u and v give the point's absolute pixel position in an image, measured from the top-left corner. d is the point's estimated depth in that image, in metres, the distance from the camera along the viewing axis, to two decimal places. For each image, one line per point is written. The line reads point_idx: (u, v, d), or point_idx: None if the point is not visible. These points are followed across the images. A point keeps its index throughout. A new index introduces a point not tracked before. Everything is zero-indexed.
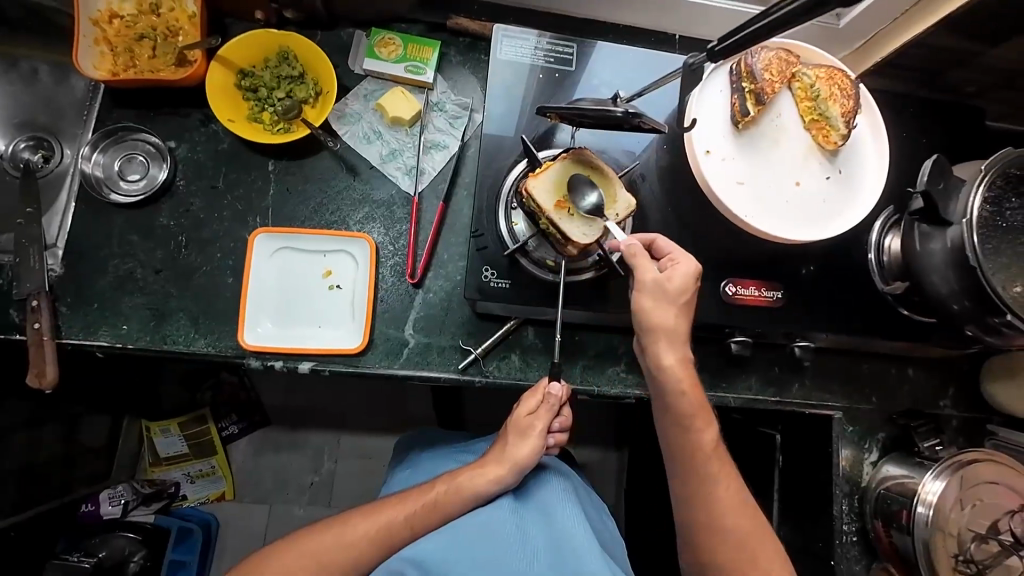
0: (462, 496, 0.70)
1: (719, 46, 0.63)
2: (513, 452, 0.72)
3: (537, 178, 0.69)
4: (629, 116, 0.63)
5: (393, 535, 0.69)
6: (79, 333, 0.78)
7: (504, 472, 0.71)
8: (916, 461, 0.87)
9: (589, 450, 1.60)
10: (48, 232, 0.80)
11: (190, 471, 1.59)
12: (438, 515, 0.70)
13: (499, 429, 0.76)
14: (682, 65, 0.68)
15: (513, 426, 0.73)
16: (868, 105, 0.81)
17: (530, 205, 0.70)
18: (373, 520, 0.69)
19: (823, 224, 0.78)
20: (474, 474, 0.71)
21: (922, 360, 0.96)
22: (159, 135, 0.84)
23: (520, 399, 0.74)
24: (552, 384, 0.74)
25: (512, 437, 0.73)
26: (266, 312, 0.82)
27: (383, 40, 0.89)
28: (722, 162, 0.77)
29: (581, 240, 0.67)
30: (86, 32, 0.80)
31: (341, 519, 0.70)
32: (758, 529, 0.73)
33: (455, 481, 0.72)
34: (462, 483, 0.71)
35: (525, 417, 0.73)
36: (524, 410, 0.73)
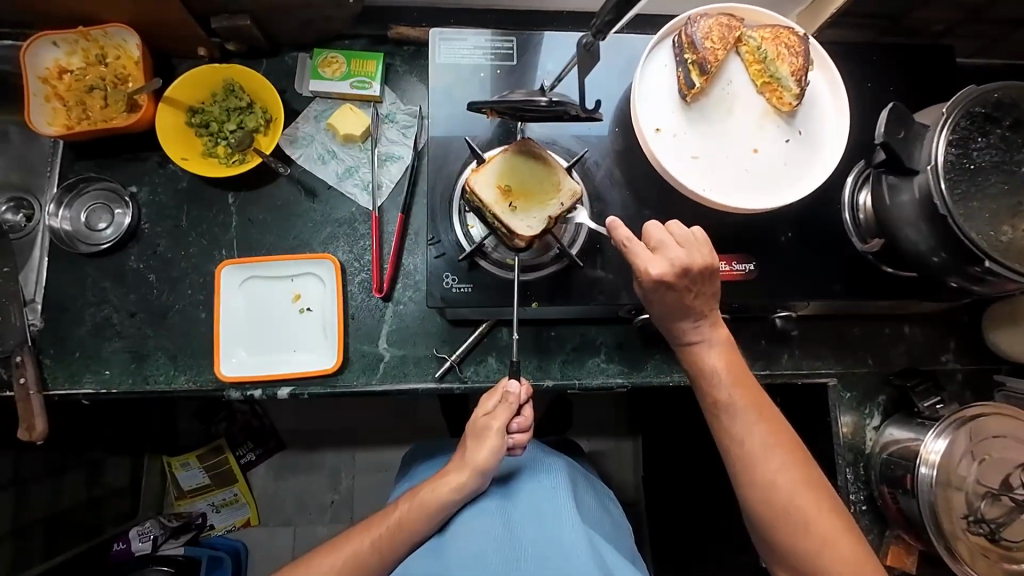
0: (430, 508, 0.69)
1: (602, 21, 0.63)
2: (475, 456, 0.70)
3: (479, 173, 0.68)
4: (554, 105, 0.65)
5: (361, 565, 0.67)
6: (65, 383, 0.81)
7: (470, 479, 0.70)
8: (918, 422, 0.83)
9: (602, 441, 1.58)
10: (27, 288, 0.83)
11: (214, 501, 1.64)
12: (404, 534, 0.68)
13: (461, 435, 0.74)
14: (577, 45, 0.68)
15: (472, 427, 0.71)
16: (823, 60, 0.78)
17: (474, 200, 0.68)
18: (337, 554, 0.67)
19: (788, 188, 0.75)
20: (440, 483, 0.70)
21: (918, 316, 0.92)
22: (120, 182, 0.86)
23: (478, 401, 0.72)
24: (511, 381, 0.71)
25: (471, 440, 0.71)
26: (239, 342, 0.83)
27: (326, 60, 0.89)
28: (674, 139, 0.75)
29: (528, 233, 0.66)
30: (36, 90, 0.82)
31: (304, 560, 0.68)
32: (768, 455, 0.67)
33: (419, 495, 0.70)
34: (424, 497, 0.70)
35: (481, 420, 0.71)
36: (480, 413, 0.71)
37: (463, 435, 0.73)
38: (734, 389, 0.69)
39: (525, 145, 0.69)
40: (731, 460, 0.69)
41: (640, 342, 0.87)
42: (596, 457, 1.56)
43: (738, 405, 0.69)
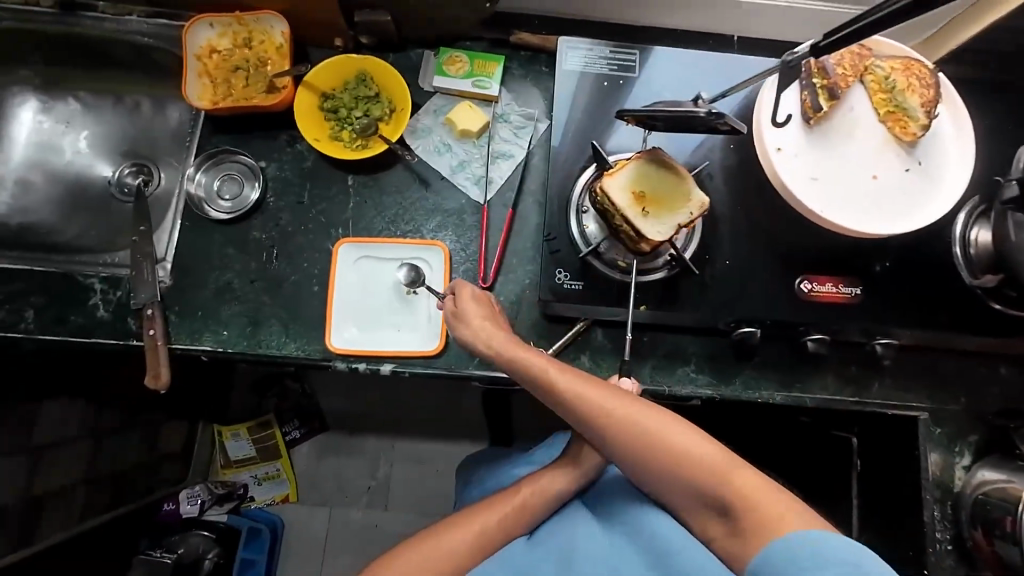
0: (550, 491, 0.75)
1: (824, 43, 0.59)
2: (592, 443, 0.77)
3: (612, 178, 0.71)
4: (713, 116, 0.65)
5: (487, 539, 0.71)
6: (186, 339, 0.86)
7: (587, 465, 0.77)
8: (1016, 464, 0.82)
9: None
10: (158, 247, 0.89)
11: (257, 474, 1.67)
12: (526, 515, 0.73)
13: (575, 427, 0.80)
14: (778, 63, 0.64)
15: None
16: (949, 94, 0.79)
17: (605, 203, 0.72)
18: (467, 527, 0.72)
19: (905, 217, 0.76)
20: (559, 468, 0.77)
21: (1015, 359, 0.90)
22: (251, 156, 0.92)
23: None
24: (622, 379, 0.81)
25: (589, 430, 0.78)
26: (348, 316, 0.87)
27: (450, 58, 0.94)
28: (795, 158, 0.77)
29: (658, 238, 0.69)
30: (191, 66, 0.89)
31: (433, 532, 0.72)
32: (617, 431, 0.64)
33: (539, 481, 0.76)
34: (546, 483, 0.76)
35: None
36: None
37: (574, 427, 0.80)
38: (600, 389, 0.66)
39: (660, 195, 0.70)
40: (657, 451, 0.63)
41: (731, 357, 0.88)
42: None
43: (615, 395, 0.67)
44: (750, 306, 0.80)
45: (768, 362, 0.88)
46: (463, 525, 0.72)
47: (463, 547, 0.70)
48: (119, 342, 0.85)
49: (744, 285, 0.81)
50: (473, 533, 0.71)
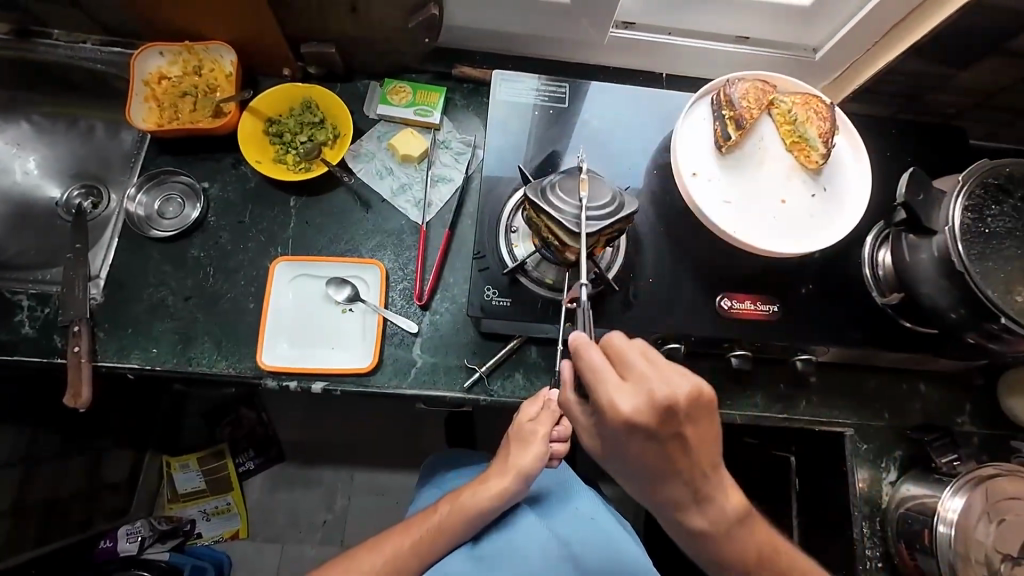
0: (472, 510, 0.78)
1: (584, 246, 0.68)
2: (516, 455, 0.79)
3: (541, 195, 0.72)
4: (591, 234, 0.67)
5: (402, 562, 0.77)
6: (113, 356, 0.85)
7: (510, 479, 0.78)
8: (934, 478, 0.84)
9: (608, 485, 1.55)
10: (93, 265, 0.89)
11: (206, 508, 1.58)
12: (441, 539, 0.78)
13: (505, 440, 0.82)
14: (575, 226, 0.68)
15: (517, 429, 0.80)
16: (846, 125, 0.86)
17: (534, 219, 0.73)
18: (382, 551, 0.77)
19: (812, 238, 0.81)
20: (481, 484, 0.79)
21: (933, 376, 0.95)
22: (194, 176, 0.94)
23: (523, 406, 0.80)
24: (553, 390, 0.78)
25: (517, 446, 0.79)
26: (282, 334, 0.87)
27: (394, 88, 0.99)
28: (709, 183, 0.82)
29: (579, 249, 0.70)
30: (138, 91, 0.92)
31: (349, 556, 0.78)
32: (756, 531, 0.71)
33: (460, 500, 0.79)
34: (465, 502, 0.79)
35: (532, 425, 0.78)
36: (524, 422, 0.79)
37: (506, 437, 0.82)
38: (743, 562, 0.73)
39: (615, 208, 0.68)
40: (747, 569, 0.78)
41: None
42: None
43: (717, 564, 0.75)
44: (676, 323, 0.82)
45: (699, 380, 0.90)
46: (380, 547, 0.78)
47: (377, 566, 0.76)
48: (42, 360, 0.83)
49: (669, 303, 0.83)
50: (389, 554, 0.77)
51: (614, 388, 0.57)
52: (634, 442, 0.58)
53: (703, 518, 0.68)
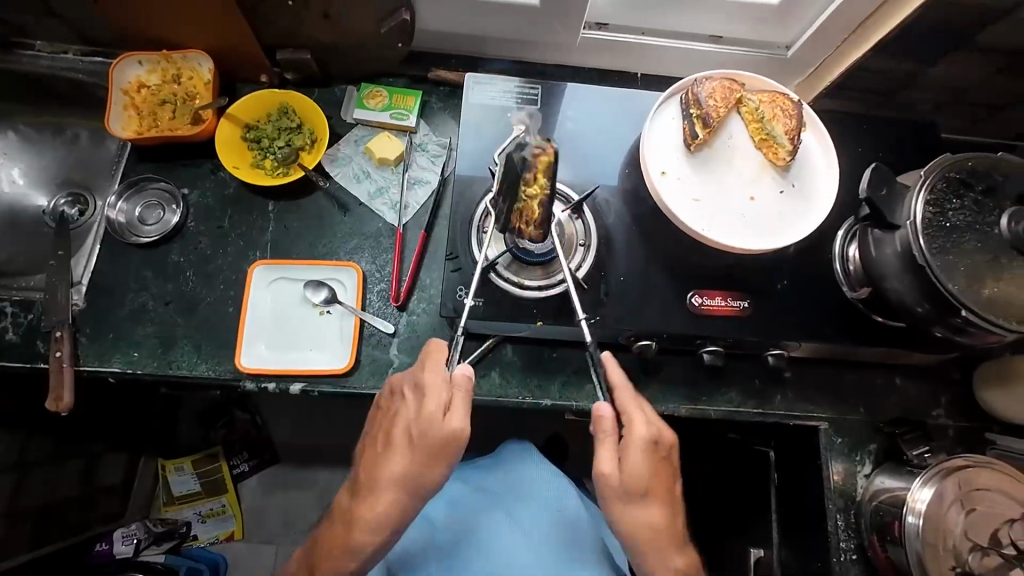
0: (375, 525, 0.72)
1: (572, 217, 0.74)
2: (421, 455, 0.71)
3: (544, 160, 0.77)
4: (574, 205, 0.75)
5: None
6: (95, 361, 0.86)
7: (418, 487, 0.71)
8: (906, 470, 0.85)
9: None
10: (75, 271, 0.91)
11: (201, 510, 1.58)
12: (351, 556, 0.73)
13: (404, 444, 0.72)
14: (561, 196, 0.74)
15: (418, 425, 0.71)
16: (814, 122, 0.87)
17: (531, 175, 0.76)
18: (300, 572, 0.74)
19: (780, 234, 0.82)
20: (382, 495, 0.71)
21: (909, 369, 0.95)
22: (174, 183, 0.95)
23: (426, 404, 0.71)
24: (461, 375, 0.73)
25: (421, 454, 0.71)
26: (261, 336, 0.88)
27: (371, 93, 1.00)
28: (678, 182, 0.83)
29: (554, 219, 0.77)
30: (117, 99, 0.94)
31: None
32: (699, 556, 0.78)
33: (358, 520, 0.72)
34: (363, 523, 0.72)
35: (440, 423, 0.70)
36: (429, 422, 0.70)
37: (403, 432, 0.73)
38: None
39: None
40: None
41: (638, 372, 0.90)
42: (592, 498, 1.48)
43: None
44: (647, 320, 0.83)
45: (674, 376, 0.90)
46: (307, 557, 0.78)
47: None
48: (26, 366, 0.85)
49: (641, 299, 0.84)
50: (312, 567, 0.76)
51: (639, 416, 0.74)
52: (640, 458, 0.71)
53: (678, 557, 0.75)
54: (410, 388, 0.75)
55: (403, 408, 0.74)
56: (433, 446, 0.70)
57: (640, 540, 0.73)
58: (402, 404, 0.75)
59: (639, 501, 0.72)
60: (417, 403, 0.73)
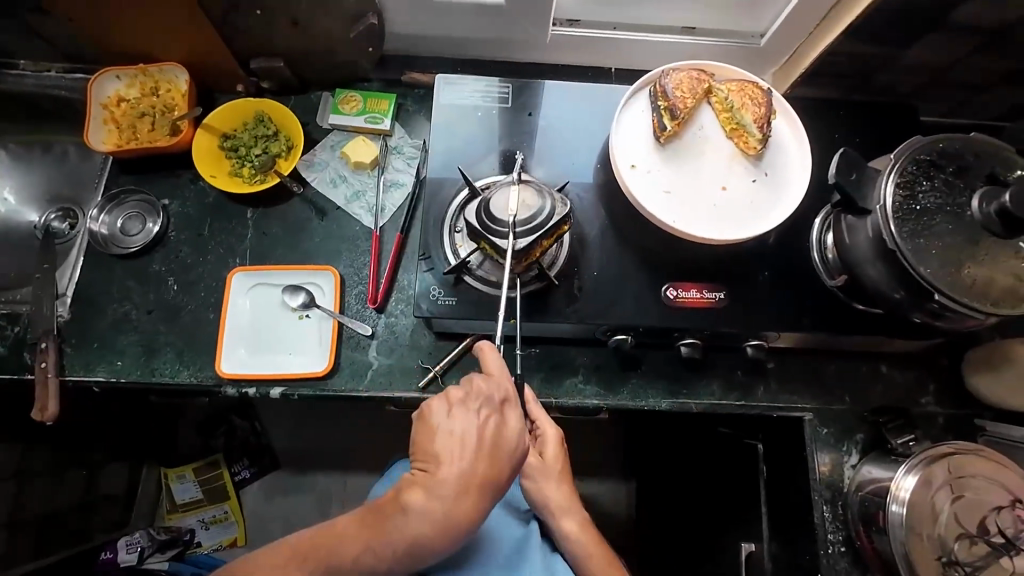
0: (413, 548, 0.63)
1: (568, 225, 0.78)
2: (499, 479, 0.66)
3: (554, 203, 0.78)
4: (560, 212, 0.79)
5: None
6: (80, 370, 0.88)
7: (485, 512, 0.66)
8: (891, 459, 0.83)
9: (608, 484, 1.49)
10: (60, 283, 0.93)
11: (204, 517, 1.60)
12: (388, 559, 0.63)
13: (483, 457, 0.65)
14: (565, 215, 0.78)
15: (497, 436, 0.66)
16: (785, 109, 0.86)
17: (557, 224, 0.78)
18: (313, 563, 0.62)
19: (753, 223, 0.81)
20: (450, 509, 0.64)
21: (895, 357, 0.94)
22: (155, 194, 0.97)
23: (509, 415, 0.67)
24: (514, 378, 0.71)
25: (505, 465, 0.66)
26: (241, 341, 0.89)
27: (346, 98, 1.01)
28: (648, 174, 0.82)
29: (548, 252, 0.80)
30: (97, 114, 0.96)
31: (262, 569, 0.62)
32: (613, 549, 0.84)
33: (427, 532, 0.63)
34: (429, 533, 0.63)
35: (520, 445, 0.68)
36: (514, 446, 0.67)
37: (485, 453, 0.65)
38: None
39: (543, 221, 0.73)
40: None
41: (617, 367, 0.90)
42: (589, 497, 1.47)
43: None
44: (622, 314, 0.83)
45: (654, 370, 0.90)
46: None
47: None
48: (13, 377, 0.87)
49: (616, 293, 0.84)
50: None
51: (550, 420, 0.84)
52: (554, 450, 0.84)
53: (573, 522, 0.83)
54: (491, 403, 0.67)
55: (478, 424, 0.66)
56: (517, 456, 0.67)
57: (546, 513, 0.83)
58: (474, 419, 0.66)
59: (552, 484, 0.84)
60: (494, 415, 0.67)
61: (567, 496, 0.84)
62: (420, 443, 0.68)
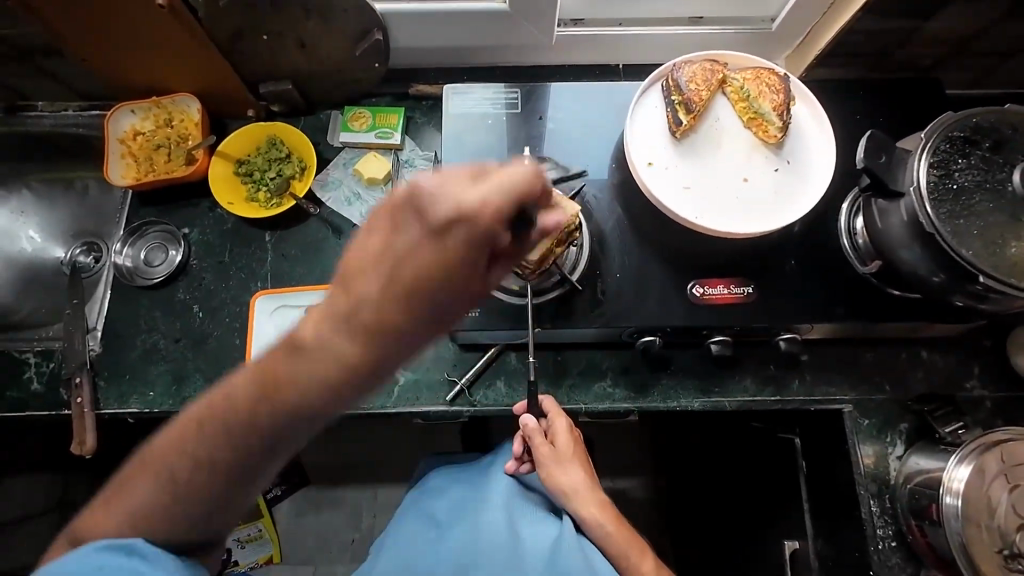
0: (294, 406, 0.44)
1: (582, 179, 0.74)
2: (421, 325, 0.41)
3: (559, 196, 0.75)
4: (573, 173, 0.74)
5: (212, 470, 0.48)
6: (115, 403, 0.89)
7: (397, 359, 0.43)
8: (940, 449, 0.80)
9: (640, 484, 1.46)
10: (90, 317, 0.94)
11: (239, 536, 1.60)
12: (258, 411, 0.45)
13: (392, 289, 0.39)
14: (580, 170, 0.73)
15: (424, 251, 0.38)
16: (804, 94, 0.84)
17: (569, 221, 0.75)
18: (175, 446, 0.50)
19: (778, 214, 0.79)
20: (322, 333, 0.42)
21: (935, 341, 0.90)
22: (176, 224, 0.99)
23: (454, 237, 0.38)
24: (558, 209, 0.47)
25: (418, 278, 0.39)
26: None
27: (355, 115, 1.01)
28: (666, 171, 0.81)
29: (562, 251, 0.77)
30: (114, 149, 0.98)
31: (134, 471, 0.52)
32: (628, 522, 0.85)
33: (285, 373, 0.43)
34: (296, 366, 0.43)
35: (479, 287, 0.43)
36: (455, 279, 0.40)
37: (402, 283, 0.39)
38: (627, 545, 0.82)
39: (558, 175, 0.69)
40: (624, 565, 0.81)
41: (646, 368, 0.88)
42: (621, 498, 1.44)
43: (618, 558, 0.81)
44: (648, 315, 0.81)
45: (683, 369, 0.88)
46: (179, 480, 0.50)
47: (185, 481, 0.50)
48: (51, 413, 0.89)
49: (641, 294, 0.82)
50: (194, 453, 0.49)
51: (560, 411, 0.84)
52: (566, 440, 0.83)
53: (594, 505, 0.83)
54: (422, 218, 0.38)
55: (412, 239, 0.38)
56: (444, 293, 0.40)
57: (565, 497, 0.83)
58: (408, 255, 0.39)
59: (567, 470, 0.83)
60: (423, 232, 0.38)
61: (585, 480, 0.84)
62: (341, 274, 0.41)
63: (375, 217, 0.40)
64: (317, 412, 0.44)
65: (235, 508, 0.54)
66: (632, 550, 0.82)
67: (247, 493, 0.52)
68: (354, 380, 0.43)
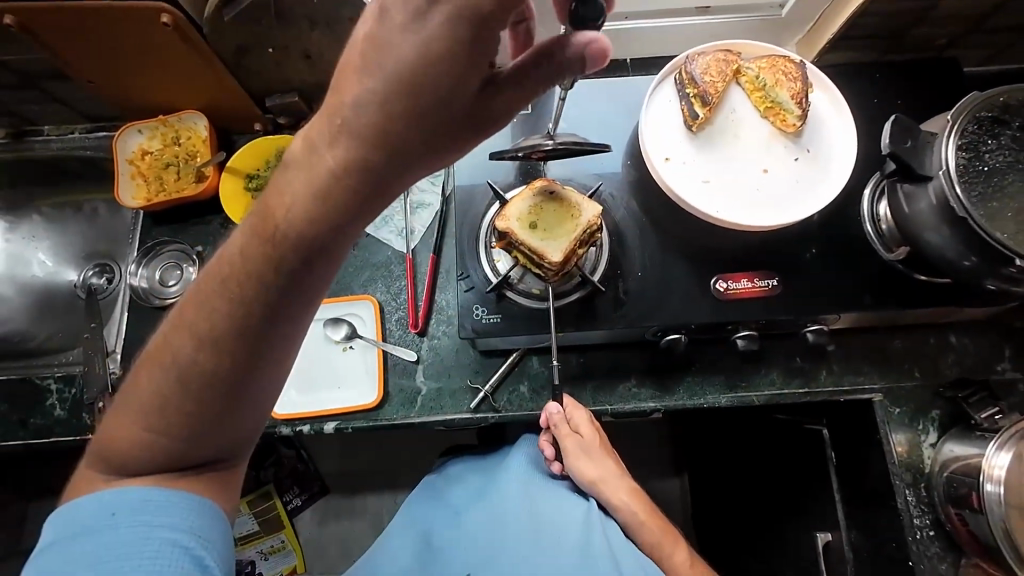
0: (263, 262, 0.46)
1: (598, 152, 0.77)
2: (418, 128, 0.42)
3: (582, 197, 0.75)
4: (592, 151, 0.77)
5: (196, 377, 0.50)
6: None
7: (397, 170, 0.44)
8: (977, 435, 0.78)
9: (663, 480, 1.45)
10: (109, 340, 0.94)
11: (263, 548, 1.57)
12: (238, 296, 0.47)
13: (359, 79, 0.42)
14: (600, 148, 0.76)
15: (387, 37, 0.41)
16: (821, 80, 0.82)
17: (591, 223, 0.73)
18: (163, 363, 0.51)
19: (802, 204, 0.77)
20: (305, 210, 0.44)
21: (963, 325, 0.89)
22: (189, 243, 0.98)
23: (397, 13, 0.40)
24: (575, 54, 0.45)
25: (383, 105, 0.41)
26: (290, 380, 0.89)
27: None
28: (685, 167, 0.79)
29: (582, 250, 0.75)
30: (124, 170, 0.97)
31: (131, 383, 0.54)
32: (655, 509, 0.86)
33: (269, 219, 0.45)
34: (278, 231, 0.45)
35: (472, 94, 0.43)
36: (444, 70, 0.41)
37: (392, 74, 0.41)
38: (659, 531, 0.82)
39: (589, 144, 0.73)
40: (658, 550, 0.81)
41: (670, 366, 0.87)
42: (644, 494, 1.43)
43: (654, 543, 0.81)
44: (672, 313, 0.80)
45: (708, 366, 0.87)
46: (195, 334, 0.49)
47: (197, 339, 0.49)
48: (75, 439, 0.89)
49: (663, 293, 0.81)
50: (198, 325, 0.49)
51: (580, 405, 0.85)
52: (591, 429, 0.84)
53: (625, 490, 0.84)
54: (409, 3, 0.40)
55: (400, 25, 0.40)
56: (408, 90, 0.41)
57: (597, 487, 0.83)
58: (393, 48, 0.40)
59: (595, 460, 0.83)
60: (397, 51, 0.40)
61: (613, 469, 0.85)
62: (334, 87, 0.43)
63: (367, 20, 0.42)
64: (316, 247, 0.45)
65: (244, 410, 0.53)
66: (663, 536, 0.82)
67: (255, 387, 0.52)
68: (352, 184, 0.44)
